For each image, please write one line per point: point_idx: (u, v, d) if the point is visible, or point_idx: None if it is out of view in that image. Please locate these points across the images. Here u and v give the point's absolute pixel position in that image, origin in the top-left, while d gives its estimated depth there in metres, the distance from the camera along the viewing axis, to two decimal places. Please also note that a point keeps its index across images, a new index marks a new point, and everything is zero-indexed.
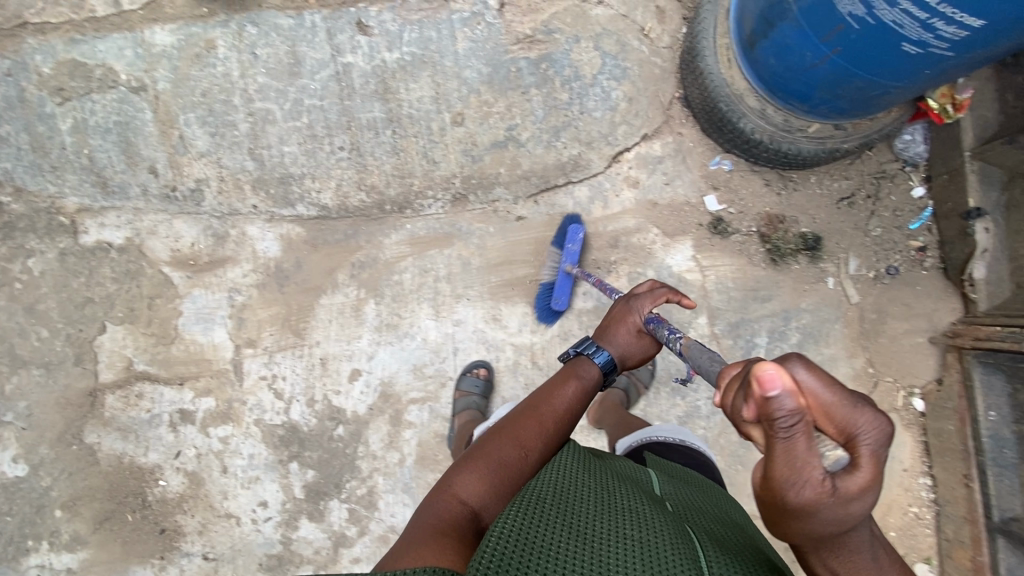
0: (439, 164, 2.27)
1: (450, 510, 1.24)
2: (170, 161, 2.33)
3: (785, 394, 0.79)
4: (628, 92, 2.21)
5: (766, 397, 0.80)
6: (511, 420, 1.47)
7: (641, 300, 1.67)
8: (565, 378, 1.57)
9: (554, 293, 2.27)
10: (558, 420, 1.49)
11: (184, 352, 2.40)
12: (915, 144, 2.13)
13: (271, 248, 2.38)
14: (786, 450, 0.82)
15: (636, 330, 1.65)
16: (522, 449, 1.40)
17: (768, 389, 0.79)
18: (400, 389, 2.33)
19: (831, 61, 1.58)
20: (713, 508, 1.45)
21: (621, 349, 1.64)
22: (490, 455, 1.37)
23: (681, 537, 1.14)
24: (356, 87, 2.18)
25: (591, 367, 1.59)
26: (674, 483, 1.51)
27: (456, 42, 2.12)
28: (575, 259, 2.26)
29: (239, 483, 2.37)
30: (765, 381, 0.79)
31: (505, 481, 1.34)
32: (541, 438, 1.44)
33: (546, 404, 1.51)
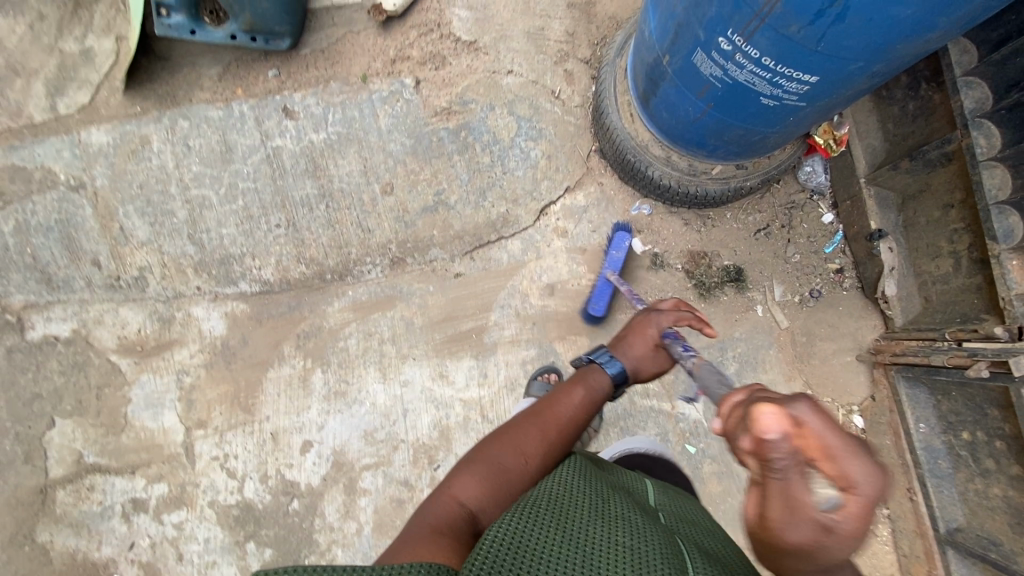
0: (374, 232, 2.35)
1: (448, 510, 1.24)
2: (112, 252, 2.40)
3: (779, 435, 0.75)
4: (546, 150, 2.36)
5: (759, 435, 0.77)
6: (514, 425, 1.44)
7: (663, 314, 1.62)
8: (572, 384, 1.53)
9: (593, 298, 2.31)
10: (563, 428, 1.45)
11: (135, 440, 2.39)
12: (816, 175, 2.25)
13: (217, 327, 2.42)
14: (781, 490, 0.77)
15: (653, 344, 1.60)
16: (523, 457, 1.37)
17: (766, 428, 0.76)
18: (353, 456, 2.33)
19: (709, 114, 1.71)
20: (702, 521, 1.44)
21: (635, 362, 1.58)
22: (491, 461, 1.35)
23: (674, 544, 1.12)
24: (288, 167, 2.29)
25: (601, 377, 1.54)
26: (669, 498, 1.51)
27: (378, 119, 2.27)
28: (617, 266, 2.29)
29: (195, 570, 2.31)
30: (761, 420, 0.76)
31: (503, 489, 1.31)
32: (545, 447, 1.40)
33: (550, 410, 1.46)
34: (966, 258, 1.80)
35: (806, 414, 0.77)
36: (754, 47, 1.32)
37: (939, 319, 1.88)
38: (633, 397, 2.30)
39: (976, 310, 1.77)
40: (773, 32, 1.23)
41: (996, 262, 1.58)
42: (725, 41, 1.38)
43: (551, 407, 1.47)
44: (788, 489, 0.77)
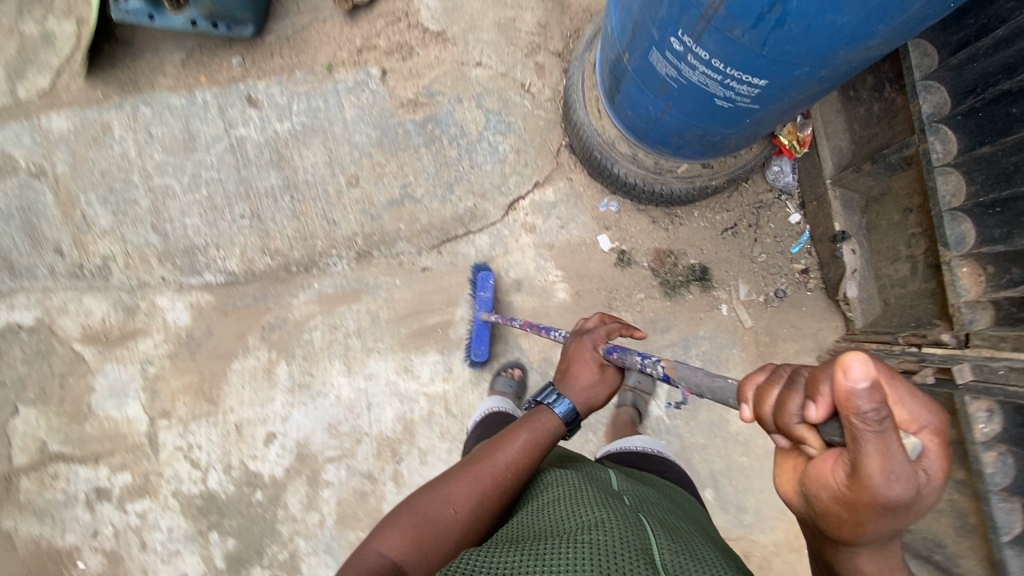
0: (339, 225, 2.33)
1: (369, 565, 1.14)
2: (75, 240, 2.37)
3: (874, 384, 0.64)
4: (515, 144, 2.34)
5: (850, 391, 0.64)
6: (449, 473, 1.34)
7: (593, 334, 1.61)
8: (515, 430, 1.44)
9: (473, 343, 2.30)
10: (502, 477, 1.33)
11: (98, 429, 2.39)
12: (784, 175, 2.25)
13: (181, 317, 2.40)
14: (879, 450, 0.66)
15: (597, 367, 1.56)
16: (454, 506, 1.26)
17: (856, 378, 0.64)
18: (316, 449, 2.33)
19: (668, 113, 1.70)
20: (668, 504, 1.39)
21: (585, 392, 1.53)
22: (418, 510, 1.25)
23: (636, 527, 1.07)
24: (251, 157, 2.25)
25: (549, 417, 1.47)
26: (630, 481, 1.46)
27: (343, 110, 2.23)
28: (489, 306, 2.29)
29: (158, 558, 2.32)
30: (853, 372, 0.64)
31: (430, 540, 1.21)
32: (479, 496, 1.29)
33: (488, 457, 1.35)
34: (922, 263, 1.79)
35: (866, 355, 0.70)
36: (703, 49, 1.30)
37: (895, 323, 1.89)
38: None
39: (930, 315, 1.77)
40: (719, 34, 1.21)
41: (947, 269, 1.58)
42: (676, 41, 1.36)
43: (489, 454, 1.36)
44: (885, 447, 0.66)
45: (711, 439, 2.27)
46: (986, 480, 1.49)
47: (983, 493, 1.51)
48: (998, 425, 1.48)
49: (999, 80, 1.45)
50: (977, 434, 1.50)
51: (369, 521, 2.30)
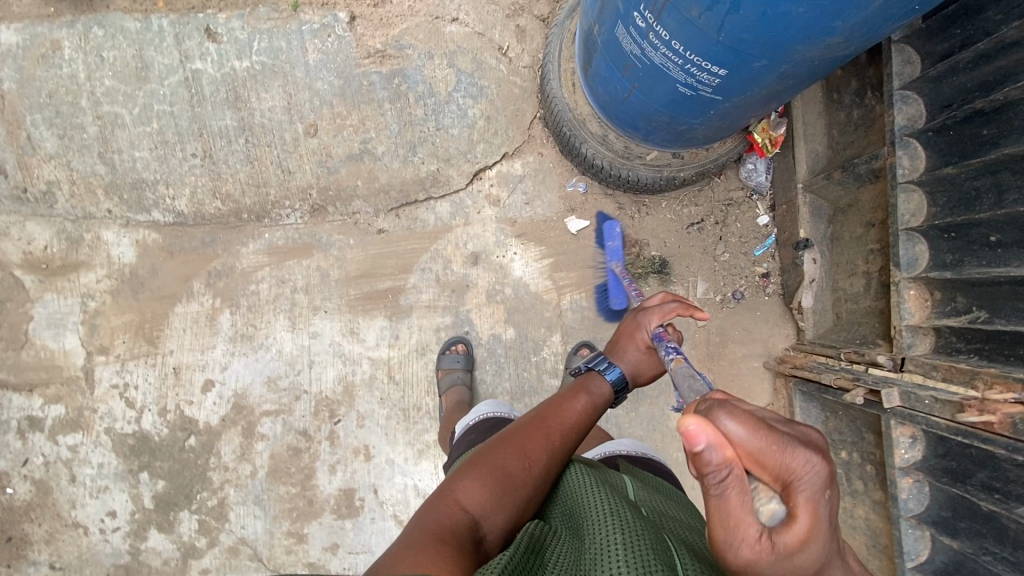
0: (295, 175, 2.25)
1: (451, 517, 1.11)
2: (19, 162, 2.27)
3: (708, 447, 0.74)
4: (485, 111, 2.23)
5: (693, 450, 0.75)
6: (517, 430, 1.35)
7: (649, 312, 1.54)
8: (575, 392, 1.46)
9: (610, 293, 2.27)
10: (568, 435, 1.36)
11: (34, 359, 2.34)
12: (757, 173, 2.17)
13: (126, 254, 2.33)
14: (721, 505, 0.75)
15: (645, 348, 1.51)
16: (526, 463, 1.27)
17: (693, 440, 0.75)
18: (254, 400, 2.30)
19: (635, 95, 1.60)
20: (686, 516, 1.39)
21: (631, 369, 1.51)
22: (495, 466, 1.24)
23: (667, 548, 1.06)
24: (207, 94, 2.16)
25: (601, 384, 1.48)
26: (647, 492, 1.45)
27: (306, 53, 2.13)
28: (618, 256, 2.24)
29: (87, 492, 2.32)
30: (692, 435, 0.74)
31: (506, 494, 1.19)
32: (549, 453, 1.31)
33: (555, 417, 1.38)
34: (876, 280, 1.75)
35: (729, 422, 0.77)
36: (663, 28, 1.21)
37: (842, 338, 1.86)
38: (541, 376, 2.28)
39: (875, 334, 1.74)
40: (677, 14, 1.13)
41: (894, 289, 1.54)
42: (639, 17, 1.27)
43: (554, 414, 1.39)
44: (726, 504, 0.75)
45: (649, 432, 2.25)
46: (899, 505, 1.50)
47: (895, 517, 1.51)
48: (918, 452, 1.49)
49: (974, 97, 1.38)
50: (898, 458, 1.51)
51: (301, 478, 2.30)
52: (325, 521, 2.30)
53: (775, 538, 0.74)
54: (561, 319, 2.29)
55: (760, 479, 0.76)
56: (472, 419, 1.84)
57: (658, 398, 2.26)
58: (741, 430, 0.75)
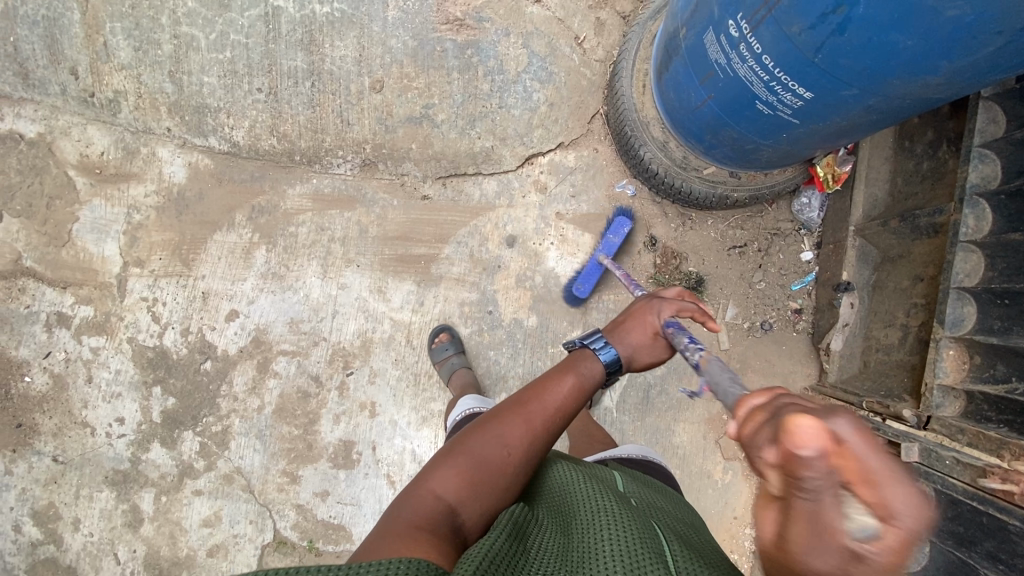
0: (353, 127, 2.27)
1: (427, 506, 1.11)
2: (92, 67, 2.33)
3: (819, 452, 0.62)
4: (550, 97, 2.23)
5: (794, 451, 0.63)
6: (496, 414, 1.32)
7: (664, 302, 1.53)
8: (562, 372, 1.42)
9: (580, 279, 2.24)
10: (549, 420, 1.33)
11: (73, 258, 2.41)
12: (810, 209, 2.14)
13: (177, 174, 2.39)
14: (809, 516, 0.64)
15: (652, 333, 1.50)
16: (506, 449, 1.25)
17: (800, 442, 0.63)
18: (273, 338, 2.35)
19: (708, 105, 1.59)
20: (673, 507, 1.48)
21: (631, 350, 1.49)
22: (473, 454, 1.22)
23: (652, 538, 1.15)
24: (283, 33, 2.18)
25: (594, 364, 1.45)
26: (635, 483, 1.52)
27: (387, 9, 2.13)
28: (609, 250, 2.20)
29: (100, 395, 2.39)
30: (800, 437, 0.63)
31: (483, 482, 1.18)
32: (529, 440, 1.28)
33: (537, 400, 1.34)
34: (913, 335, 1.73)
35: (843, 427, 0.64)
36: (757, 40, 1.19)
37: (866, 387, 1.85)
38: None
39: (902, 388, 1.73)
40: (777, 28, 1.12)
41: (934, 346, 1.53)
42: (734, 25, 1.25)
43: (538, 397, 1.35)
44: (816, 511, 0.63)
45: (651, 444, 2.24)
46: None
47: None
48: None
49: None
50: None
51: (305, 421, 2.34)
52: (320, 468, 2.35)
53: (867, 558, 0.61)
54: (585, 315, 2.30)
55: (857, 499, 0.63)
56: (458, 415, 1.92)
57: (666, 412, 2.25)
58: (856, 441, 0.62)
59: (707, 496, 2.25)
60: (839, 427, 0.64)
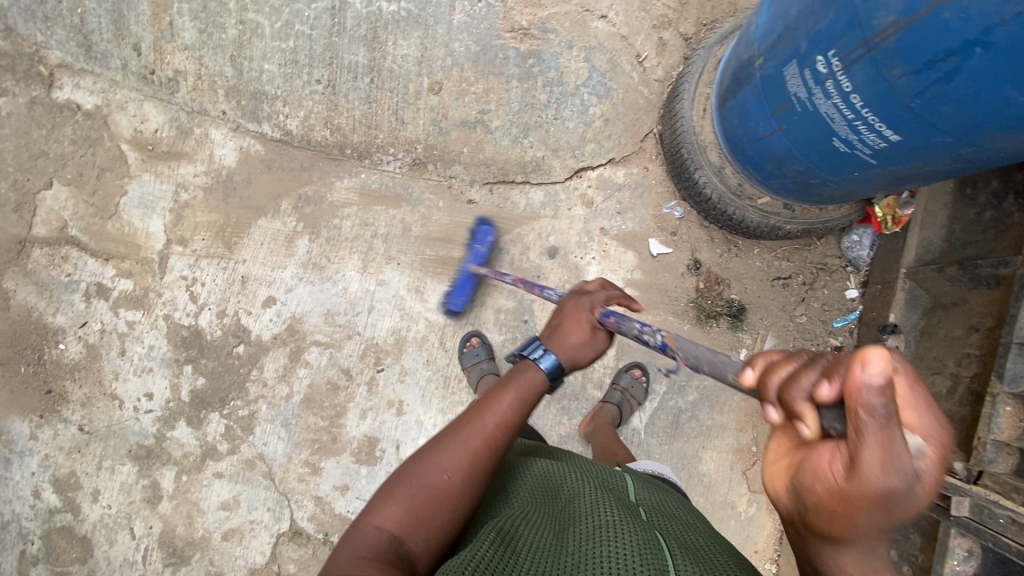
0: (406, 126, 2.29)
1: (368, 540, 1.13)
2: (155, 45, 2.36)
3: (887, 384, 0.73)
4: (606, 112, 2.23)
5: (869, 379, 0.73)
6: (436, 438, 1.31)
7: (592, 297, 1.61)
8: (502, 388, 1.40)
9: (453, 291, 2.33)
10: (492, 437, 1.31)
11: (118, 231, 2.44)
12: (860, 247, 2.13)
13: (228, 157, 2.42)
14: (878, 443, 0.75)
15: (589, 329, 1.54)
16: (447, 473, 1.25)
17: (867, 374, 0.74)
18: (307, 327, 2.36)
19: (777, 136, 1.58)
20: (687, 517, 1.48)
21: (573, 351, 1.51)
22: (414, 483, 1.22)
23: (651, 546, 1.17)
24: (347, 27, 2.19)
25: (532, 375, 1.43)
26: (651, 494, 1.54)
27: (453, 12, 2.14)
28: (480, 260, 2.31)
29: (132, 368, 2.41)
30: (872, 368, 0.73)
31: (425, 508, 1.20)
32: (470, 460, 1.27)
33: (478, 419, 1.33)
34: (964, 385, 1.71)
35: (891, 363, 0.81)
36: (847, 78, 1.19)
37: None
38: (586, 385, 2.26)
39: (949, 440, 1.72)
40: (874, 68, 1.11)
41: (991, 401, 1.54)
42: (823, 61, 1.24)
43: (476, 416, 1.33)
44: (891, 437, 0.74)
45: (676, 469, 2.22)
46: None
47: None
48: (971, 567, 1.52)
49: None
50: (947, 568, 1.55)
51: (331, 413, 2.35)
52: (342, 462, 2.35)
53: (919, 471, 0.76)
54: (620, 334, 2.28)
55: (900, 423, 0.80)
56: None
57: (695, 438, 2.23)
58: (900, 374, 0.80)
59: (730, 527, 2.23)
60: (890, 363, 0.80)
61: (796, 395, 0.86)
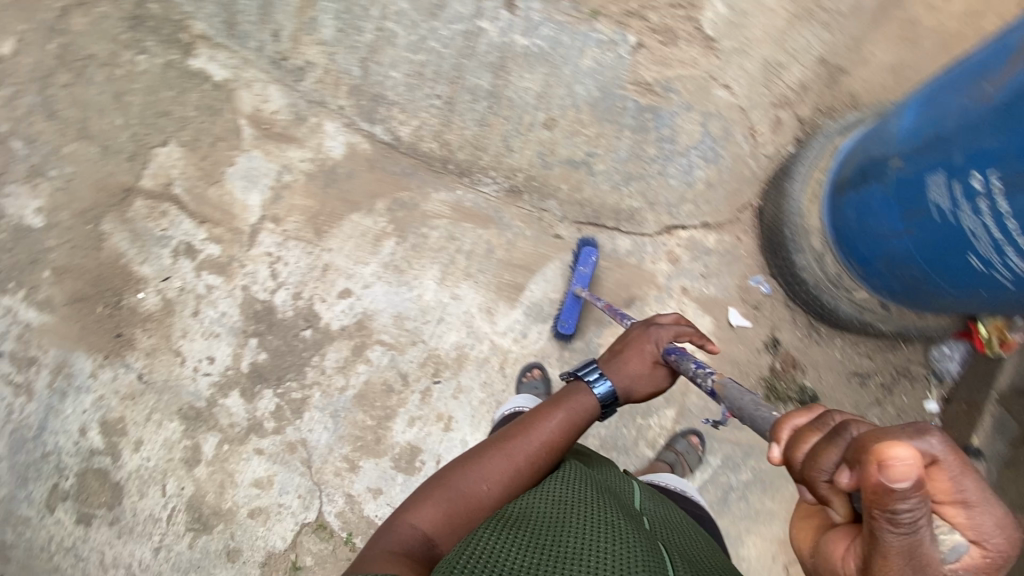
0: (512, 154, 2.38)
1: (404, 537, 1.26)
2: (293, 35, 2.45)
3: (915, 482, 0.68)
4: (710, 177, 2.27)
5: (888, 482, 0.69)
6: (480, 449, 1.46)
7: (661, 329, 1.65)
8: (552, 407, 1.55)
9: (563, 316, 2.34)
10: (535, 453, 1.46)
11: (218, 198, 2.54)
12: (949, 360, 2.09)
13: (336, 150, 2.53)
14: (908, 546, 0.73)
15: (650, 361, 1.62)
16: (487, 483, 1.39)
17: (896, 477, 0.69)
18: (376, 326, 2.42)
19: (901, 237, 1.58)
20: (691, 530, 1.47)
21: (626, 381, 1.60)
22: (454, 488, 1.37)
23: (653, 555, 1.17)
24: (478, 53, 2.24)
25: (587, 398, 1.57)
26: (657, 504, 1.54)
27: (582, 57, 2.17)
28: (584, 282, 2.32)
29: (201, 330, 2.47)
30: (894, 469, 0.69)
31: (461, 514, 1.34)
32: (510, 473, 1.41)
33: (523, 435, 1.48)
34: None
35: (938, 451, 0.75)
36: (1008, 202, 1.18)
37: None
38: (638, 441, 2.22)
39: None
40: None
41: None
42: (980, 179, 1.25)
43: (525, 433, 1.48)
44: (919, 543, 0.73)
45: None
46: None
47: None
48: None
49: None
50: None
51: (381, 414, 2.38)
52: (381, 465, 2.37)
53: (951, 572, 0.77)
54: (683, 398, 2.24)
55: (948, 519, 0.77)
56: (507, 408, 2.13)
57: (741, 519, 2.18)
58: (950, 461, 0.75)
59: None
60: (934, 448, 0.75)
61: (813, 474, 0.83)
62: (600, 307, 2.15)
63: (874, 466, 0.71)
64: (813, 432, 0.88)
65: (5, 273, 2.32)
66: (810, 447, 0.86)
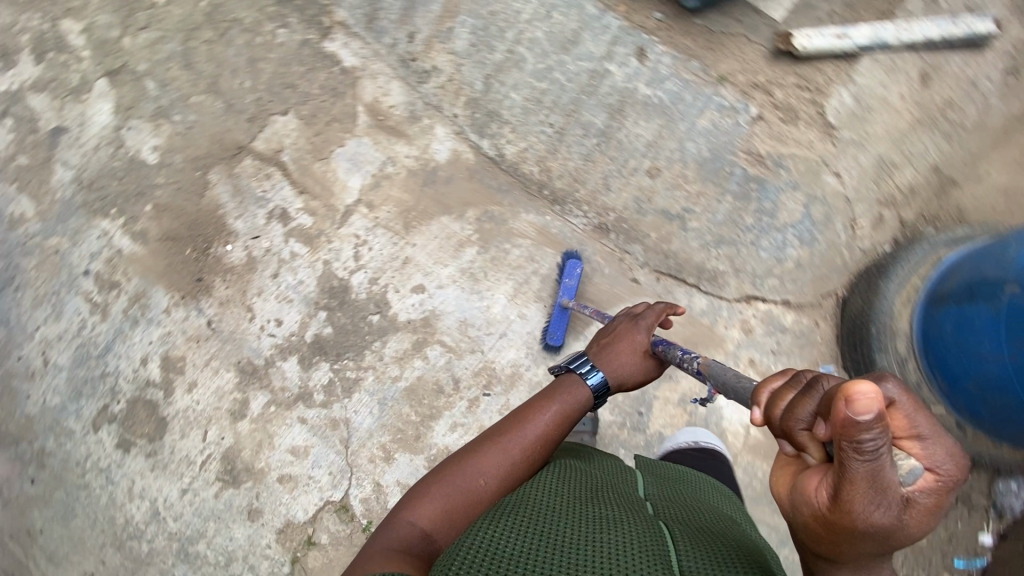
0: (610, 192, 2.47)
1: (404, 533, 1.32)
2: (428, 39, 2.54)
3: (875, 412, 0.73)
4: (800, 259, 2.31)
5: (852, 417, 0.73)
6: (476, 446, 1.53)
7: (644, 320, 1.75)
8: (545, 401, 1.61)
9: (551, 327, 2.47)
10: (529, 448, 1.52)
11: (321, 174, 2.62)
12: (1014, 497, 2.04)
13: (441, 153, 2.67)
14: (870, 473, 0.77)
15: (640, 350, 1.71)
16: (483, 477, 1.45)
17: (858, 412, 0.73)
18: (441, 326, 2.52)
19: (1004, 363, 1.65)
20: (702, 510, 1.43)
21: (619, 371, 1.68)
22: (452, 484, 1.43)
23: (650, 536, 1.16)
24: (599, 92, 2.31)
25: (581, 389, 1.64)
26: (665, 491, 1.51)
27: (700, 116, 2.20)
28: (570, 293, 2.47)
29: (275, 292, 2.53)
30: (857, 403, 0.73)
31: (459, 508, 1.40)
32: (506, 465, 1.48)
33: (517, 429, 1.54)
34: None
35: (894, 392, 0.82)
36: None
37: None
38: None
39: None
40: None
41: None
42: None
43: (518, 427, 1.55)
44: (880, 471, 0.77)
45: None
46: None
47: None
48: None
49: None
50: None
51: (426, 412, 2.45)
52: (415, 462, 2.42)
53: (913, 498, 0.80)
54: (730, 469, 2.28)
55: (907, 451, 0.81)
56: None
57: None
58: (903, 401, 0.81)
59: None
60: (890, 390, 0.82)
61: (791, 425, 0.89)
62: (586, 314, 2.30)
63: (840, 404, 0.75)
64: (790, 391, 0.93)
65: (110, 198, 2.30)
66: (789, 403, 0.91)
